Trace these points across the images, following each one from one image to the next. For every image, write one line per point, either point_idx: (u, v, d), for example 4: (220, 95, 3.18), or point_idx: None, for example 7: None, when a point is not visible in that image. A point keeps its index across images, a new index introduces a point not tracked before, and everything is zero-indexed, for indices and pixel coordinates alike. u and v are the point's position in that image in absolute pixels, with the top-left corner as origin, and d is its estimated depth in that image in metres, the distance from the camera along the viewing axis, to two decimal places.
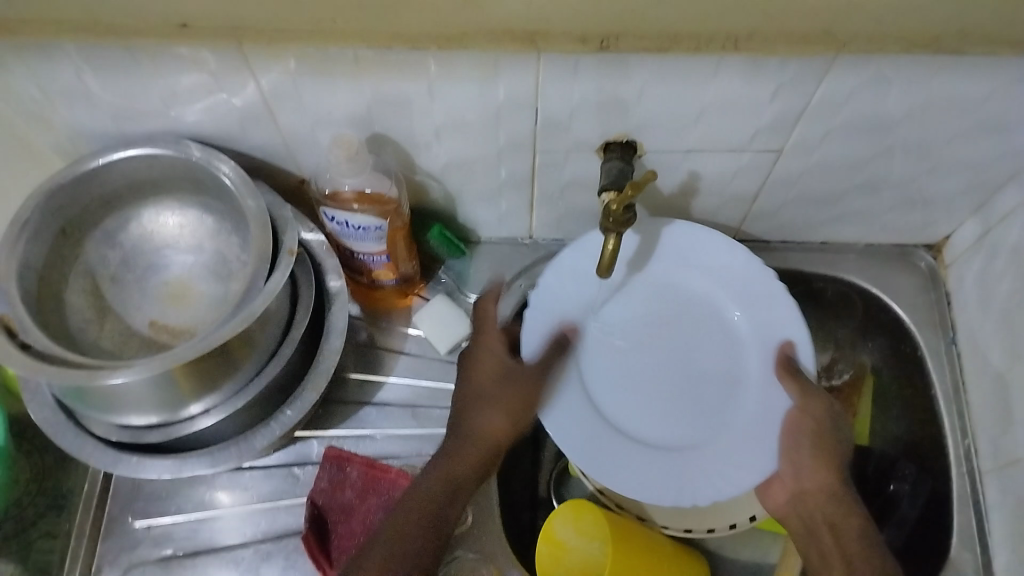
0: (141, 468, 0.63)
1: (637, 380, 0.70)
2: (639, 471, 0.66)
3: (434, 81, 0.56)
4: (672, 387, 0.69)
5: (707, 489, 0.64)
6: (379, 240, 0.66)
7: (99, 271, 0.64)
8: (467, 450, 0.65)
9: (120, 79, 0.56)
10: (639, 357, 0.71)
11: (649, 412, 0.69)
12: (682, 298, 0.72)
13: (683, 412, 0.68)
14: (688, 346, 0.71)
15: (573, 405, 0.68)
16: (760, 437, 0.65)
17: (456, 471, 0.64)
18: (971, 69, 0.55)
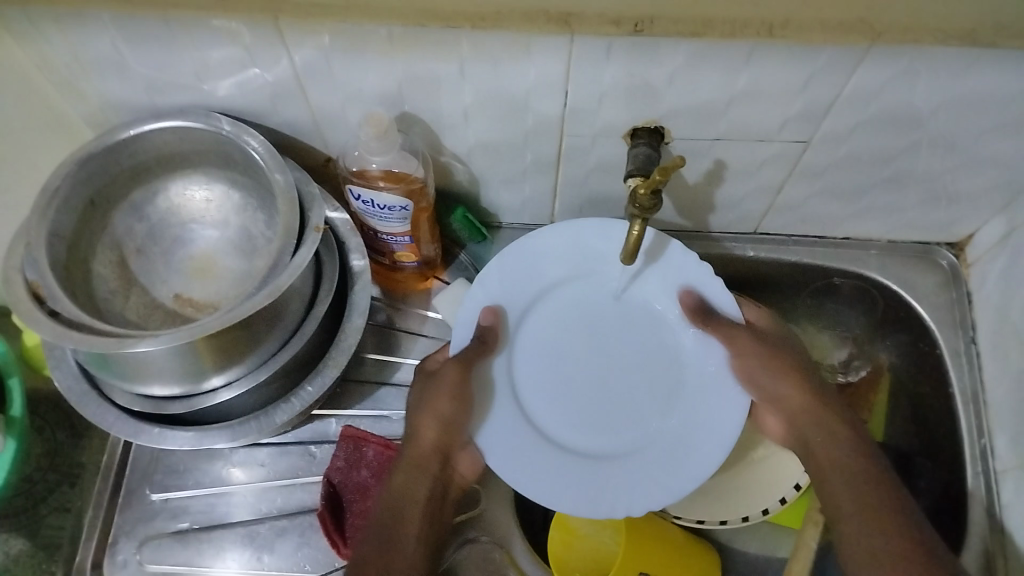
0: (163, 439, 0.63)
1: (556, 383, 0.68)
2: (582, 485, 0.65)
3: (465, 61, 0.56)
4: (599, 392, 0.68)
5: (661, 492, 0.64)
6: (403, 220, 0.67)
7: (125, 244, 0.64)
8: (418, 470, 0.64)
9: (154, 50, 0.56)
10: (556, 356, 0.69)
11: (574, 416, 0.68)
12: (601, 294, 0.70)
13: (602, 418, 0.67)
14: (604, 342, 0.69)
15: (514, 426, 0.66)
16: (705, 429, 0.66)
17: (411, 487, 0.64)
18: (1006, 63, 0.55)
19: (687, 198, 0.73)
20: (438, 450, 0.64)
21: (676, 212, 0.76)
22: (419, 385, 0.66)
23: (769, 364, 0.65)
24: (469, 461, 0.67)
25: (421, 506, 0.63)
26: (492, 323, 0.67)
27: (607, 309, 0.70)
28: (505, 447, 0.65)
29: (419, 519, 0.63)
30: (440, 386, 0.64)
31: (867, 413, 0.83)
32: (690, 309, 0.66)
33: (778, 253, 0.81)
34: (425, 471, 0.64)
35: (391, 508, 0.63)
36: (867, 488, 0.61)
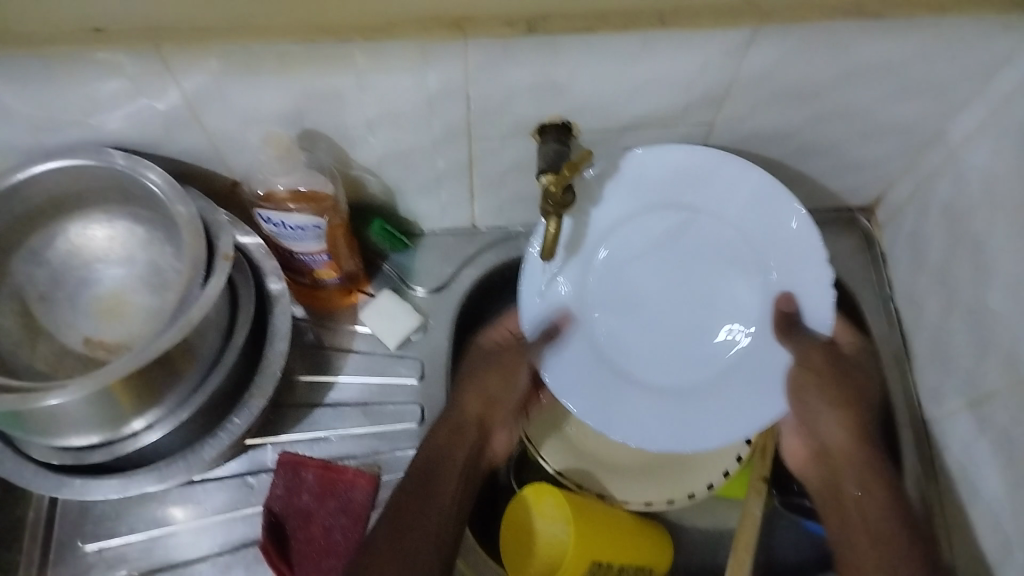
0: (87, 490, 0.61)
1: (628, 327, 0.70)
2: (633, 425, 0.68)
3: (364, 74, 0.55)
4: (671, 326, 0.70)
5: (689, 437, 0.67)
6: (318, 238, 0.65)
7: (27, 291, 0.62)
8: (461, 433, 0.68)
9: (33, 90, 0.54)
10: (636, 295, 0.70)
11: (650, 351, 0.69)
12: (705, 225, 0.69)
13: (680, 350, 0.69)
14: (694, 278, 0.70)
15: (586, 365, 0.69)
16: (746, 392, 0.67)
17: (451, 448, 0.66)
18: (891, 34, 0.56)
19: None
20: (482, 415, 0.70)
21: None
22: (482, 360, 0.72)
23: (826, 394, 0.68)
24: (504, 443, 0.72)
25: (457, 465, 0.66)
26: (563, 322, 0.69)
27: (706, 238, 0.70)
28: (583, 401, 0.68)
29: (455, 479, 0.65)
30: (489, 362, 0.71)
31: None
32: (780, 314, 0.67)
33: None
34: (465, 435, 0.68)
35: (433, 461, 0.65)
36: (891, 537, 0.64)
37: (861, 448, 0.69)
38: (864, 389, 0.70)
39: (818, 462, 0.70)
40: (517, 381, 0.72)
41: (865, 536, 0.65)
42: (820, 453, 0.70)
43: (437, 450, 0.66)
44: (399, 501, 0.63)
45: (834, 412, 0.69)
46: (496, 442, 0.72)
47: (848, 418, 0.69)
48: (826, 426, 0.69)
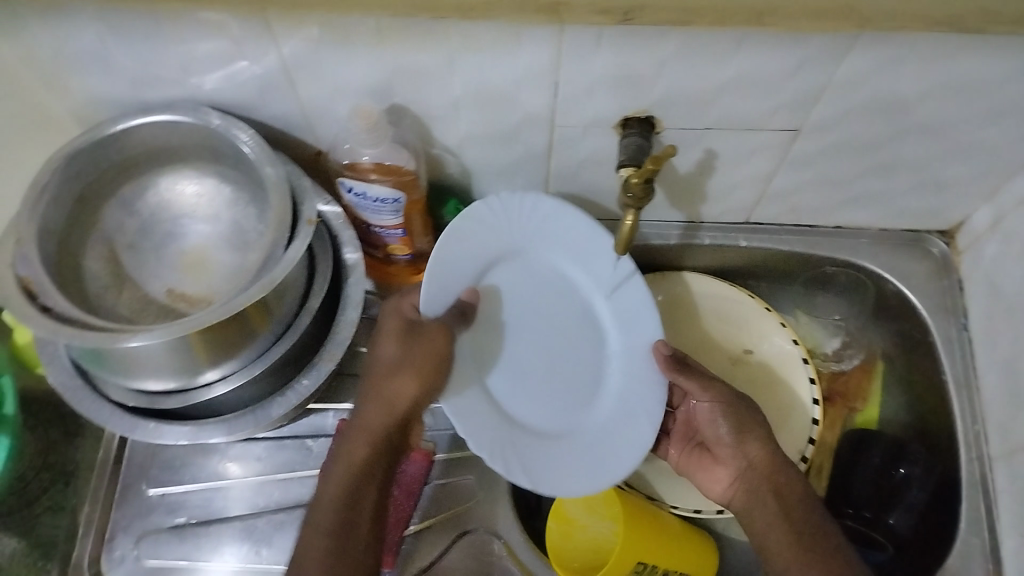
0: (159, 433, 0.63)
1: (507, 364, 0.70)
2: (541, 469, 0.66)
3: (455, 52, 0.56)
4: (546, 368, 0.70)
5: (589, 474, 0.67)
6: (395, 213, 0.67)
7: (116, 239, 0.64)
8: (377, 439, 0.61)
9: (142, 44, 0.56)
10: (515, 335, 0.70)
11: (533, 398, 0.69)
12: (546, 284, 0.72)
13: (553, 397, 0.70)
14: (561, 329, 0.71)
15: (479, 414, 0.66)
16: (621, 443, 0.68)
17: (369, 463, 0.61)
18: (993, 50, 0.55)
19: (679, 187, 0.73)
20: (399, 416, 0.62)
21: (668, 203, 0.76)
22: (395, 342, 0.63)
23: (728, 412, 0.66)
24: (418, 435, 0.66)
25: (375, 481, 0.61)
26: (472, 301, 0.67)
27: (553, 294, 0.72)
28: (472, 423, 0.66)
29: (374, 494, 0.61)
30: (411, 356, 0.62)
31: (861, 402, 0.83)
32: (667, 357, 0.67)
33: (771, 242, 0.81)
34: (383, 440, 0.62)
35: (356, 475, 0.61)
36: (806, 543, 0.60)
37: (781, 460, 0.64)
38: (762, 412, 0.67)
39: (739, 482, 0.65)
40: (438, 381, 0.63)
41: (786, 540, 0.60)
42: (743, 472, 0.65)
43: (355, 460, 0.61)
44: (320, 516, 0.60)
45: (736, 437, 0.66)
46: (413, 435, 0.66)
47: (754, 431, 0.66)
48: (726, 439, 0.66)
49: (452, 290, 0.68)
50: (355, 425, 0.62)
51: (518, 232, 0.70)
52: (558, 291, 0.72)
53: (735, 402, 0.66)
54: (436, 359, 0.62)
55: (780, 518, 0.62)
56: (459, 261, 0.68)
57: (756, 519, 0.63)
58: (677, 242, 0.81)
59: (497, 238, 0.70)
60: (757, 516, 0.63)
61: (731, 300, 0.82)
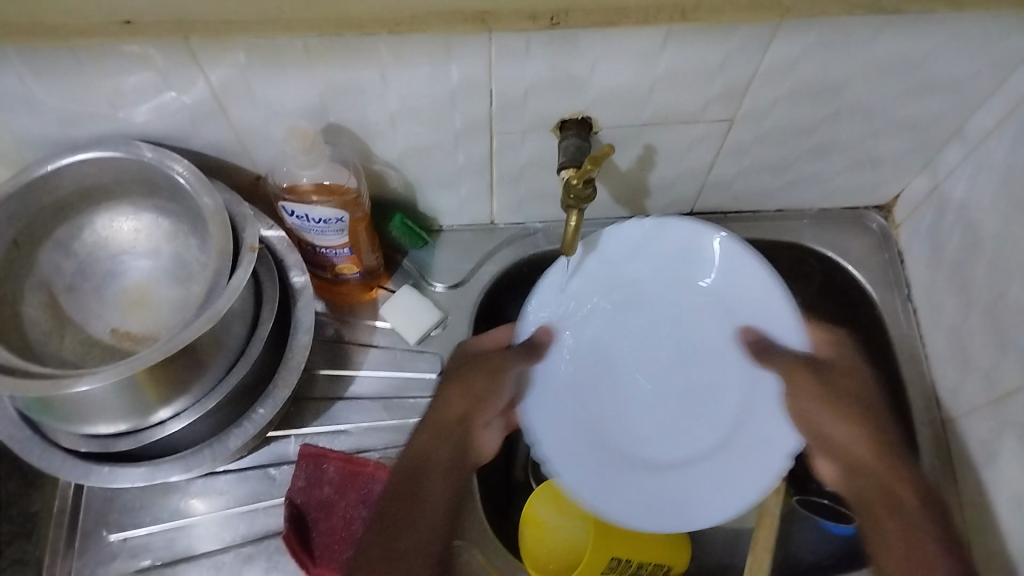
0: (114, 477, 0.62)
1: (636, 391, 0.72)
2: (666, 499, 0.68)
3: (387, 68, 0.56)
4: (672, 402, 0.71)
5: (732, 496, 0.67)
6: (341, 232, 0.66)
7: (55, 283, 0.63)
8: (435, 430, 0.69)
9: (65, 82, 0.55)
10: (656, 368, 0.72)
11: (654, 424, 0.71)
12: (663, 307, 0.71)
13: (685, 420, 0.71)
14: (688, 356, 0.71)
15: (572, 449, 0.69)
16: (750, 456, 0.68)
17: (432, 450, 0.68)
18: (912, 29, 0.56)
19: (621, 183, 0.74)
20: (457, 415, 0.70)
21: (613, 200, 0.77)
22: (461, 356, 0.73)
23: (834, 405, 0.69)
24: (490, 440, 0.72)
25: (438, 469, 0.68)
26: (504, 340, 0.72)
27: (663, 310, 0.71)
28: (580, 480, 0.68)
29: (440, 479, 0.68)
30: (473, 366, 0.71)
31: None
32: (750, 345, 0.69)
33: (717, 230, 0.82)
34: (444, 434, 0.69)
35: (413, 467, 0.68)
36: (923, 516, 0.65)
37: (885, 446, 0.69)
38: (862, 390, 0.71)
39: (850, 476, 0.69)
40: (501, 385, 0.71)
41: (896, 529, 0.65)
42: (850, 468, 0.69)
43: (415, 451, 0.68)
44: (385, 513, 0.66)
45: (843, 427, 0.69)
46: (486, 441, 0.71)
47: (859, 422, 0.70)
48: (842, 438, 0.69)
49: (530, 330, 0.70)
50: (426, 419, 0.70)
51: (597, 281, 0.70)
52: (710, 313, 0.70)
53: (833, 387, 0.69)
54: (496, 366, 0.70)
55: (883, 505, 0.67)
56: (564, 308, 0.70)
57: (868, 515, 0.68)
58: None
59: (587, 289, 0.70)
60: (865, 512, 0.68)
61: None
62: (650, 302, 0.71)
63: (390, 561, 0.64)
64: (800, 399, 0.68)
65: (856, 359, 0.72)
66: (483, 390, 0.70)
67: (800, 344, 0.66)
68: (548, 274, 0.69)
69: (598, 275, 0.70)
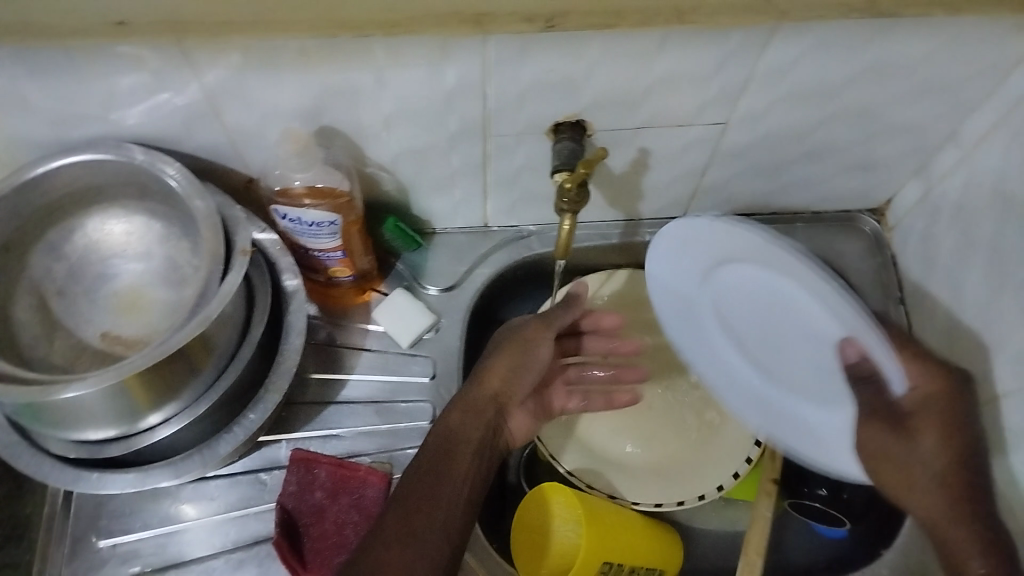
0: (103, 483, 0.61)
1: (777, 330, 0.74)
2: (783, 422, 0.75)
3: (382, 69, 0.55)
4: (800, 353, 0.73)
5: (812, 442, 0.73)
6: (333, 235, 0.65)
7: (44, 286, 0.62)
8: (473, 411, 0.65)
9: (56, 84, 0.54)
10: (786, 324, 0.73)
11: (785, 371, 0.75)
12: (761, 284, 0.73)
13: (810, 370, 0.73)
14: (791, 321, 0.73)
15: (742, 399, 0.77)
16: (840, 438, 0.72)
17: (465, 426, 0.64)
18: (907, 32, 0.56)
19: (616, 186, 0.74)
20: (491, 397, 0.66)
21: (606, 203, 0.77)
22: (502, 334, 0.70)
23: (936, 448, 0.66)
24: (522, 421, 0.69)
25: (472, 447, 0.63)
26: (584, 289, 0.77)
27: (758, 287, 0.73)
28: (736, 398, 0.77)
29: (470, 458, 0.63)
30: (507, 342, 0.69)
31: None
32: (851, 365, 0.70)
33: None
34: (478, 415, 0.65)
35: (447, 450, 0.62)
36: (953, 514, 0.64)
37: (965, 491, 0.64)
38: (964, 441, 0.66)
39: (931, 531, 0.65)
40: (529, 355, 0.68)
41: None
42: (936, 519, 0.64)
43: (451, 428, 0.64)
44: (407, 485, 0.60)
45: (941, 477, 0.65)
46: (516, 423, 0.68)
47: (955, 473, 0.65)
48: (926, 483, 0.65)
49: (659, 274, 0.79)
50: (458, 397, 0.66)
51: (709, 241, 0.74)
52: (800, 299, 0.71)
53: (926, 437, 0.66)
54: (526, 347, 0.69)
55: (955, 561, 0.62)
56: (671, 263, 0.77)
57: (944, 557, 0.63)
58: (619, 240, 0.81)
59: (708, 245, 0.74)
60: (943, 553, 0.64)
61: None
62: (740, 267, 0.73)
63: (399, 561, 0.55)
64: (864, 448, 0.69)
65: (961, 402, 0.68)
66: (520, 370, 0.67)
67: (898, 386, 0.68)
68: (659, 237, 0.76)
69: (710, 239, 0.73)
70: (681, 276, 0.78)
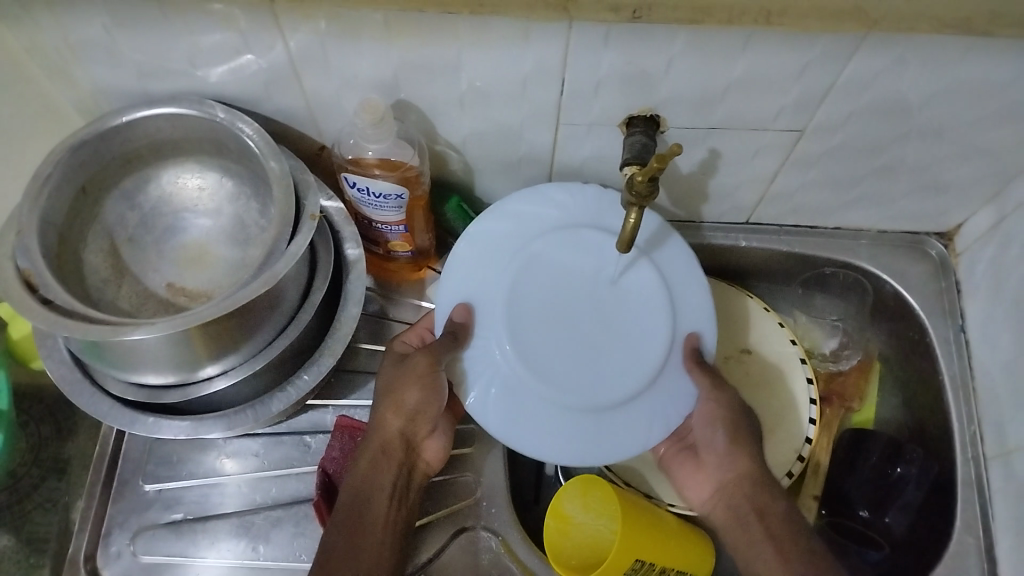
0: (158, 428, 0.63)
1: (552, 327, 0.65)
2: (625, 415, 0.64)
3: (462, 47, 0.56)
4: (590, 346, 0.65)
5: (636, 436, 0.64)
6: (398, 209, 0.67)
7: (117, 232, 0.64)
8: (382, 457, 0.64)
9: (148, 37, 0.56)
10: (555, 328, 0.65)
11: (579, 358, 0.64)
12: (543, 306, 0.66)
13: (598, 368, 0.64)
14: (560, 330, 0.65)
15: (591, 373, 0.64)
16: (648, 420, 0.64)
17: (376, 475, 0.64)
18: (997, 52, 0.55)
19: (680, 185, 0.73)
20: (401, 434, 0.65)
21: (669, 202, 0.77)
22: (389, 367, 0.66)
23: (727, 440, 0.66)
24: (437, 447, 0.68)
25: (385, 494, 0.63)
26: (463, 320, 0.65)
27: (531, 298, 0.66)
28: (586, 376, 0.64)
29: (386, 507, 0.63)
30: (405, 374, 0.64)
31: (858, 401, 0.80)
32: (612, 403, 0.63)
33: (773, 242, 0.81)
34: (387, 459, 0.64)
35: (359, 501, 0.63)
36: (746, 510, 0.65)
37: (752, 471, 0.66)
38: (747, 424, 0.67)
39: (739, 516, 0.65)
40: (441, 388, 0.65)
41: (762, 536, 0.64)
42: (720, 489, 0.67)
43: (360, 478, 0.64)
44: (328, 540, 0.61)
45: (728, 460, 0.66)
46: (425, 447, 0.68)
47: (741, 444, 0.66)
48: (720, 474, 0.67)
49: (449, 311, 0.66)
50: (371, 434, 0.65)
51: (483, 267, 0.67)
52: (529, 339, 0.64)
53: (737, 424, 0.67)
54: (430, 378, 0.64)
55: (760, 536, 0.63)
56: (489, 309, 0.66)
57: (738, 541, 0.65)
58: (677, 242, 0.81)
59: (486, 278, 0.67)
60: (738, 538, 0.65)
61: (734, 300, 0.82)
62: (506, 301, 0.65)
63: None
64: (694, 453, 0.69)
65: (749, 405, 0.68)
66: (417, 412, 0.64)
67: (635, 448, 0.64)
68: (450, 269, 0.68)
69: (480, 265, 0.67)
70: (483, 276, 0.67)
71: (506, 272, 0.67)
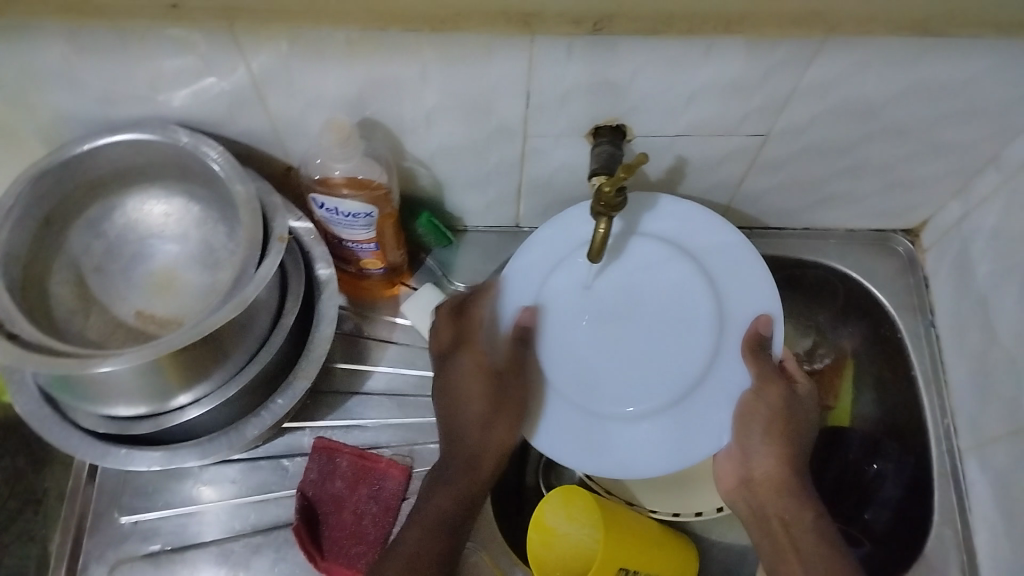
0: (130, 459, 0.62)
1: (605, 328, 0.68)
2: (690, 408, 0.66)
3: (427, 64, 0.56)
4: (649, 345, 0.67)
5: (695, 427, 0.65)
6: (368, 227, 0.66)
7: (83, 262, 0.63)
8: (462, 464, 0.66)
9: (107, 63, 0.55)
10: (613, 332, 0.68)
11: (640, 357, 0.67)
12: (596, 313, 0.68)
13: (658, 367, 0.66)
14: (619, 334, 0.68)
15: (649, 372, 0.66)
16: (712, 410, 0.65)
17: (455, 481, 0.65)
18: (954, 53, 0.56)
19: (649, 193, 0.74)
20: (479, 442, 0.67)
21: None
22: (459, 374, 0.68)
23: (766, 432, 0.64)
24: None
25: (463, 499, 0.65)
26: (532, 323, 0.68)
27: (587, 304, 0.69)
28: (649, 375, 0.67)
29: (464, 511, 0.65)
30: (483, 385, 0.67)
31: (833, 398, 0.81)
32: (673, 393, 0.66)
33: None
34: (468, 467, 0.66)
35: (437, 504, 0.64)
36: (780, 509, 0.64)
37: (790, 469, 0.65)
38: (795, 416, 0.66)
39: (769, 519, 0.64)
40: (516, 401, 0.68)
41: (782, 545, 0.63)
42: (746, 483, 0.66)
43: (440, 483, 0.65)
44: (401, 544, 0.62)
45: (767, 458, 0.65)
46: None
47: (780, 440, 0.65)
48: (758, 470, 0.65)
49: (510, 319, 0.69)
50: (450, 441, 0.67)
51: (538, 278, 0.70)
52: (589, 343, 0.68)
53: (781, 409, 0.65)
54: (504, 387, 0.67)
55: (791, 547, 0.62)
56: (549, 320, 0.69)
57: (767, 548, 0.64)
58: None
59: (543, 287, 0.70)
60: (765, 544, 0.64)
61: None
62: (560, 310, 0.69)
63: None
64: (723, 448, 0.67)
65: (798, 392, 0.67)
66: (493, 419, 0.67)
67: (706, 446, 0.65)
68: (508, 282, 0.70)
69: (535, 278, 0.70)
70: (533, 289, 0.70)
71: (561, 281, 0.69)
